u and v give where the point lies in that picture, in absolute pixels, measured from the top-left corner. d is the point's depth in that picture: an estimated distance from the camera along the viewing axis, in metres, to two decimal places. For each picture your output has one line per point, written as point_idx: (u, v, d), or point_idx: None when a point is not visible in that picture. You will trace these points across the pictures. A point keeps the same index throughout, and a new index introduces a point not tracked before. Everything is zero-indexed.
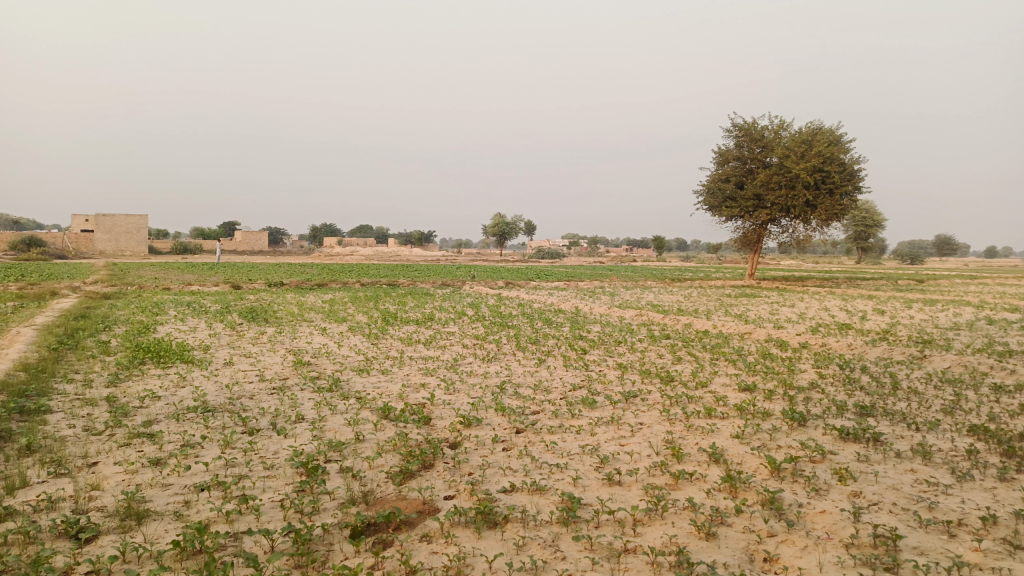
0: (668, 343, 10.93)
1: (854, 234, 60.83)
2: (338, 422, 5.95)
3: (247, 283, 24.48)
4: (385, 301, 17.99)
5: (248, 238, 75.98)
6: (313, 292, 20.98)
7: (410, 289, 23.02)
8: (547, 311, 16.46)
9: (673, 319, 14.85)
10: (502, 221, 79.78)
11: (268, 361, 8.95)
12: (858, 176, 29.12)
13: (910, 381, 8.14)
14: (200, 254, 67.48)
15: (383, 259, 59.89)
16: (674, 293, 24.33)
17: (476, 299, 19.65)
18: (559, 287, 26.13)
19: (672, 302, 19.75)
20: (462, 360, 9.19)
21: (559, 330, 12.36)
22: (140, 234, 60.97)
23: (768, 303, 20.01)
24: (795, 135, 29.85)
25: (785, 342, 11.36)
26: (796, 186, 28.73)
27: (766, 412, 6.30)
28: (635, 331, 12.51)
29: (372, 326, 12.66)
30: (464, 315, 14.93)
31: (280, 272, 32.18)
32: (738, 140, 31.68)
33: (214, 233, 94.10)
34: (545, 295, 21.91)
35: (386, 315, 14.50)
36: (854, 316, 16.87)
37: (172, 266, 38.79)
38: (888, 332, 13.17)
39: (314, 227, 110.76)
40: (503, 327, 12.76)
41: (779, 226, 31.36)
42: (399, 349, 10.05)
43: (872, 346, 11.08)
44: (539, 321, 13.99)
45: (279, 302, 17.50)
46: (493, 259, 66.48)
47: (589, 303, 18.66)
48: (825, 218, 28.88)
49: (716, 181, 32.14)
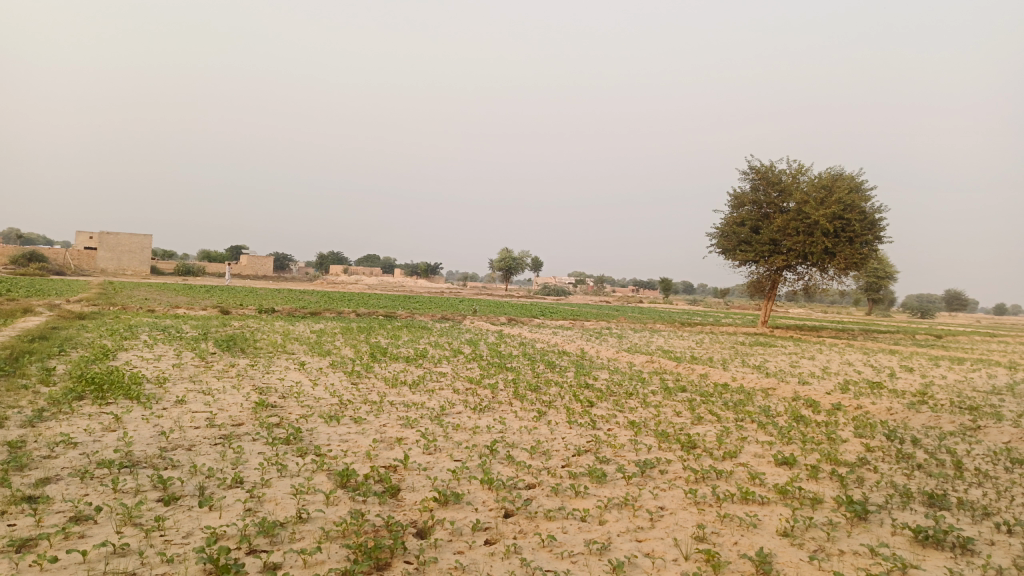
0: (684, 398, 9.70)
1: (866, 286, 59.54)
2: (284, 491, 4.77)
3: (238, 308, 23.37)
4: (377, 335, 16.80)
5: (252, 262, 75.16)
6: (304, 321, 19.84)
7: (407, 322, 21.87)
8: (550, 353, 15.25)
9: (686, 368, 13.63)
10: (510, 257, 78.89)
11: (226, 401, 7.77)
12: (879, 225, 28.01)
13: (973, 459, 6.87)
14: (202, 277, 66.62)
15: (385, 289, 58.98)
16: (683, 338, 23.11)
17: (476, 336, 18.41)
18: (564, 327, 24.86)
19: (683, 349, 18.47)
20: (449, 410, 7.98)
21: (562, 377, 11.14)
22: (142, 254, 60.25)
23: (785, 354, 18.75)
24: (814, 180, 28.88)
25: (815, 402, 10.10)
26: (815, 233, 27.66)
27: (816, 499, 5.08)
28: (647, 381, 11.27)
29: (356, 362, 11.47)
30: (460, 354, 13.71)
31: (276, 298, 31.10)
32: (754, 183, 30.77)
33: (219, 255, 93.50)
34: (549, 335, 20.70)
35: (375, 351, 13.30)
36: (881, 372, 15.59)
37: (168, 288, 37.77)
38: (926, 395, 11.88)
39: (318, 255, 110.10)
40: (501, 370, 11.55)
41: (795, 272, 30.24)
42: (381, 392, 8.84)
43: (914, 411, 9.80)
44: (540, 364, 12.75)
45: (265, 330, 16.35)
46: (498, 294, 65.46)
47: (595, 346, 17.44)
48: (844, 267, 27.74)
49: (731, 224, 31.12)
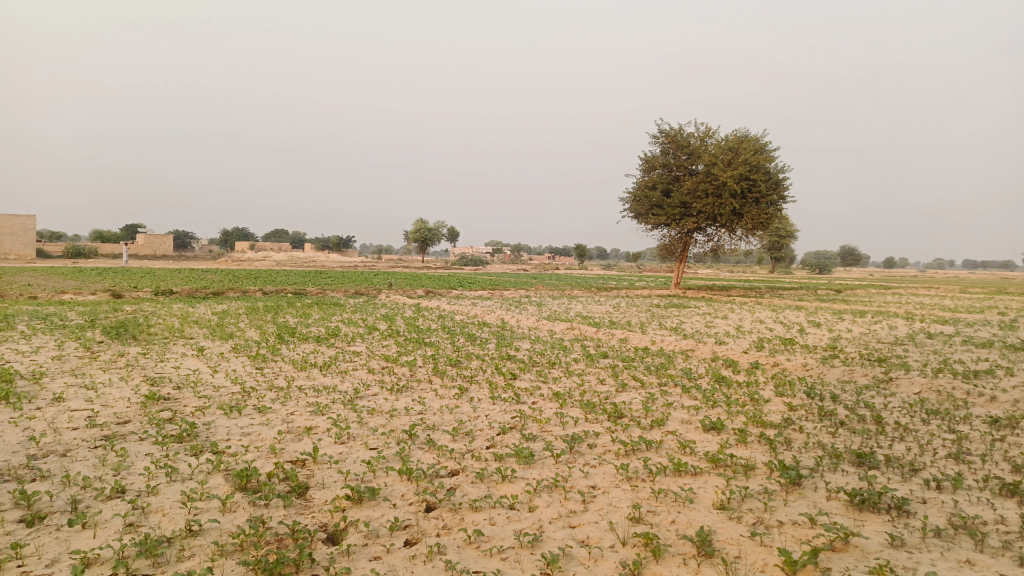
0: (608, 365, 9.53)
1: (769, 246, 61.97)
2: (174, 499, 4.20)
3: (132, 291, 21.81)
4: (286, 314, 15.95)
5: (150, 242, 71.11)
6: (207, 301, 18.65)
7: (319, 298, 20.98)
8: (470, 324, 14.86)
9: (606, 333, 13.54)
10: (424, 227, 77.68)
11: (112, 397, 6.99)
12: (783, 185, 28.86)
13: (891, 413, 6.95)
14: (95, 259, 62.51)
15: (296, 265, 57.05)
16: (601, 303, 23.20)
17: (392, 310, 17.81)
18: (482, 297, 24.52)
19: (602, 314, 18.46)
20: (363, 392, 7.47)
21: (482, 349, 10.76)
22: (25, 237, 55.84)
23: (700, 315, 19.04)
24: (721, 143, 29.41)
25: (735, 362, 10.13)
26: (723, 194, 28.25)
27: (749, 465, 4.92)
28: (569, 349, 11.05)
29: (262, 345, 10.72)
30: (375, 330, 13.12)
31: (177, 279, 29.34)
32: (664, 146, 31.09)
33: (114, 236, 88.05)
34: (467, 306, 20.30)
35: (283, 331, 12.54)
36: (792, 329, 16.01)
37: (55, 272, 35.05)
38: (835, 349, 12.19)
39: (224, 232, 105.45)
40: (418, 345, 11.07)
41: (705, 234, 30.90)
42: (289, 377, 8.23)
43: (828, 367, 9.97)
44: (459, 337, 12.34)
45: (162, 314, 15.22)
46: (415, 266, 64.46)
47: (514, 315, 17.16)
48: (751, 227, 28.50)
49: (642, 188, 31.42)
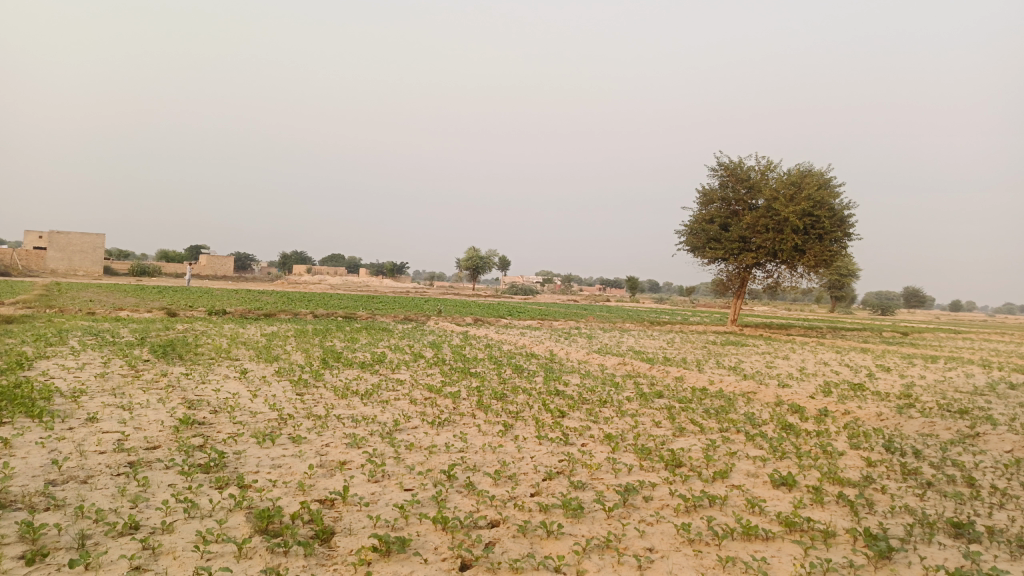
0: (662, 405, 8.94)
1: (830, 284, 59.88)
2: (188, 539, 3.85)
3: (186, 310, 22.08)
4: (333, 338, 15.81)
5: (211, 262, 73.10)
6: (257, 323, 18.69)
7: (368, 323, 20.83)
8: (518, 356, 14.40)
9: (660, 371, 12.91)
10: (476, 255, 77.84)
11: (146, 419, 6.77)
12: (848, 222, 27.73)
13: (986, 474, 6.19)
14: (159, 277, 64.48)
15: (348, 289, 57.65)
16: (655, 338, 22.45)
17: (439, 338, 17.50)
18: (532, 328, 24.05)
19: (655, 349, 17.77)
20: (403, 425, 7.08)
21: (529, 383, 10.29)
22: (95, 255, 58.03)
23: (760, 354, 18.16)
24: (783, 177, 28.51)
25: (801, 408, 9.41)
26: (784, 230, 27.28)
27: (830, 532, 4.32)
28: (621, 386, 10.48)
29: (305, 370, 10.48)
30: (420, 358, 12.79)
31: (232, 299, 29.81)
32: (722, 179, 30.33)
33: (178, 256, 90.99)
34: (516, 336, 19.87)
35: (328, 355, 12.31)
36: (860, 373, 15.04)
37: (118, 289, 36.04)
38: (910, 397, 11.28)
39: (282, 254, 107.91)
40: (464, 376, 10.67)
41: (764, 270, 29.89)
42: (328, 405, 7.91)
43: (905, 418, 9.16)
44: (506, 369, 11.89)
45: (211, 334, 15.24)
46: (466, 294, 64.41)
47: (564, 347, 16.64)
48: (813, 265, 27.40)
49: (699, 221, 30.66)
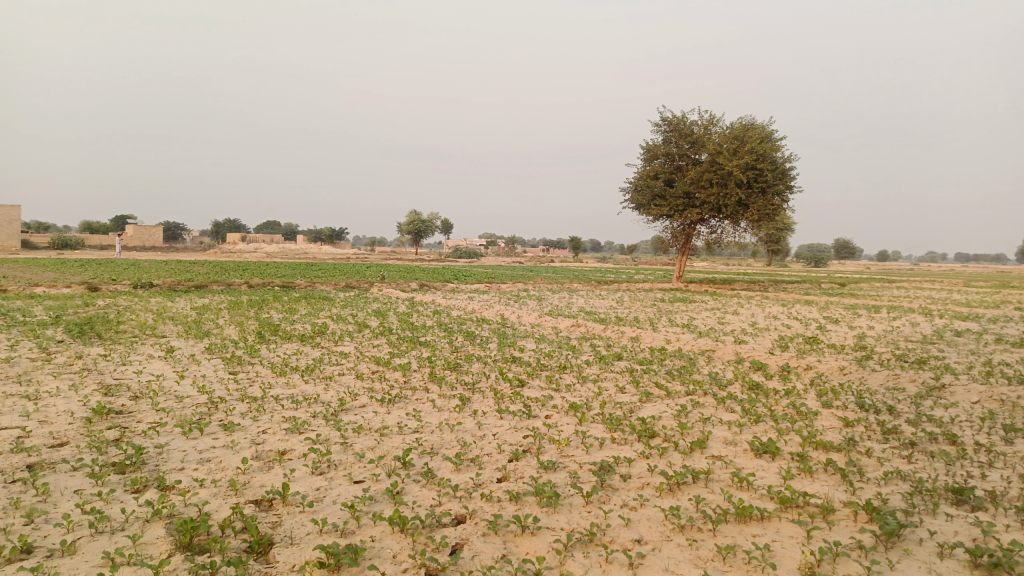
0: (624, 369, 8.53)
1: (768, 238, 61.04)
2: (92, 564, 3.18)
3: (110, 284, 20.65)
4: (271, 309, 14.91)
5: (139, 233, 69.74)
6: (188, 295, 17.54)
7: (307, 292, 19.90)
8: (467, 321, 13.83)
9: (615, 331, 12.55)
10: (418, 219, 76.47)
11: (53, 410, 5.95)
12: (790, 175, 27.89)
13: (966, 430, 5.96)
14: (82, 250, 61.20)
15: (286, 257, 55.85)
16: (604, 297, 22.18)
17: (384, 305, 16.72)
18: (479, 291, 23.53)
19: (606, 309, 17.43)
20: (349, 404, 6.45)
21: (483, 350, 9.74)
22: (9, 228, 54.47)
23: (710, 310, 18.05)
24: (726, 131, 28.38)
25: (764, 364, 9.13)
26: (728, 185, 27.24)
27: (829, 508, 3.93)
28: (578, 349, 10.03)
29: (239, 345, 9.67)
30: (365, 327, 12.07)
31: (161, 271, 28.23)
32: (665, 135, 30.04)
33: (103, 227, 86.63)
34: (463, 300, 19.28)
35: (264, 329, 11.47)
36: (810, 325, 15.02)
37: (36, 263, 33.77)
38: (866, 349, 11.20)
39: (214, 223, 104.09)
40: (413, 346, 10.03)
41: (708, 225, 29.91)
42: (265, 385, 7.19)
43: (867, 371, 8.98)
44: (457, 336, 11.29)
45: (136, 309, 14.15)
46: (409, 258, 63.28)
47: (514, 310, 16.13)
48: (757, 219, 27.53)
49: (644, 178, 30.39)
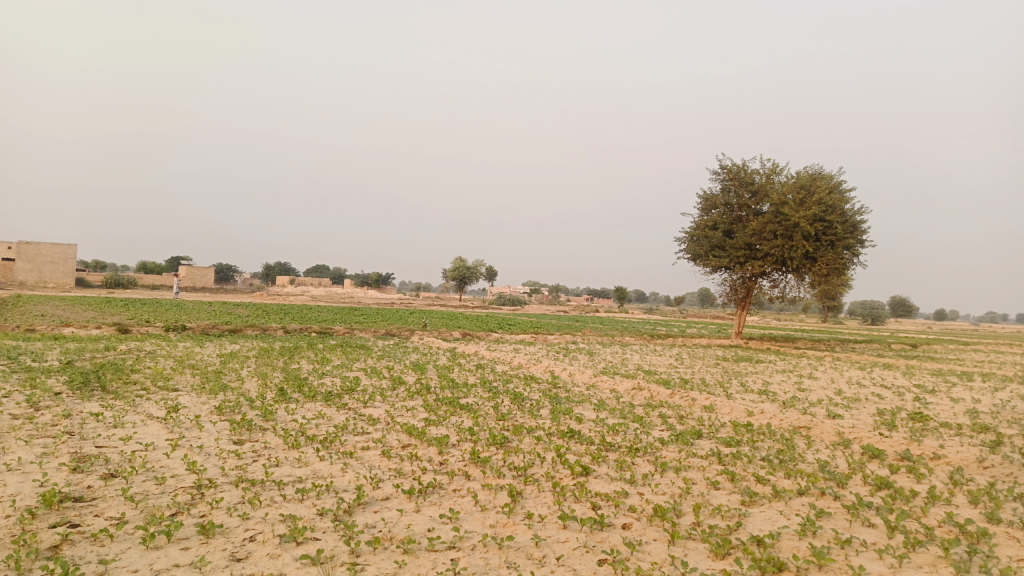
0: (710, 452, 6.94)
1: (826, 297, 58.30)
2: None
3: (141, 326, 19.72)
4: (301, 359, 13.65)
5: (190, 274, 70.44)
6: (217, 341, 16.42)
7: (344, 340, 18.65)
8: (514, 379, 12.33)
9: (684, 397, 10.90)
10: (463, 266, 75.80)
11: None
12: (861, 228, 26.03)
13: None
14: (133, 289, 61.89)
15: (330, 302, 55.28)
16: (660, 354, 20.47)
17: (423, 357, 15.32)
18: (525, 343, 22.06)
19: (666, 369, 15.74)
20: (369, 496, 5.05)
21: (534, 420, 8.23)
22: (65, 266, 55.19)
23: (783, 373, 16.20)
24: (791, 180, 26.75)
25: (879, 451, 7.42)
26: (794, 236, 25.51)
27: None
28: (647, 422, 8.44)
29: (253, 405, 8.34)
30: (400, 385, 10.65)
31: (200, 313, 27.41)
32: (725, 184, 28.51)
33: (157, 267, 88.15)
34: (508, 353, 17.79)
35: (287, 384, 10.15)
36: (907, 397, 13.08)
37: (81, 302, 33.44)
38: (992, 431, 9.35)
39: (264, 266, 105.50)
40: (453, 411, 8.57)
41: (770, 279, 28.05)
42: (271, 464, 5.82)
43: (1012, 464, 7.20)
44: (503, 398, 9.81)
45: (157, 355, 13.02)
46: (452, 305, 62.25)
47: (565, 368, 14.55)
48: (825, 273, 25.63)
49: (701, 228, 28.76)
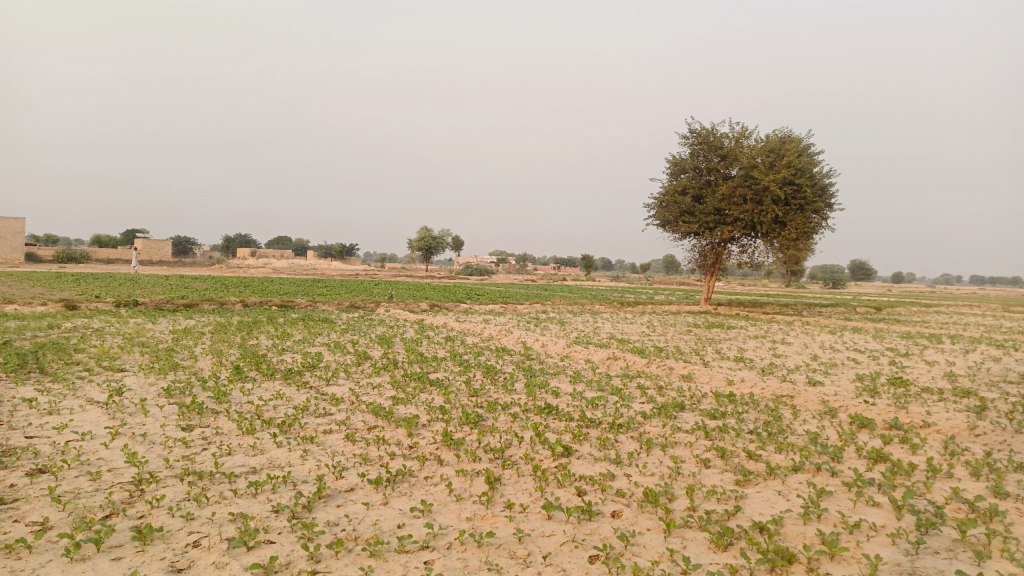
0: (696, 425, 6.58)
1: None
2: None
3: (91, 302, 18.78)
4: (261, 334, 13.01)
5: (147, 247, 68.37)
6: (172, 316, 15.64)
7: (308, 313, 17.97)
8: (485, 351, 11.87)
9: (662, 367, 10.56)
10: (429, 236, 74.80)
11: None
12: (829, 191, 25.96)
13: None
14: (87, 263, 59.86)
15: (294, 274, 54.05)
16: (633, 321, 20.18)
17: (391, 330, 14.77)
18: (495, 313, 21.59)
19: (640, 337, 15.45)
20: (331, 488, 4.55)
21: (509, 396, 7.78)
22: (14, 240, 52.98)
23: (756, 339, 16.01)
24: (760, 144, 26.50)
25: (868, 420, 7.13)
26: (764, 201, 25.35)
27: None
28: (627, 395, 8.05)
29: (206, 385, 7.74)
30: (365, 360, 10.10)
31: (155, 288, 26.37)
32: (694, 148, 28.17)
33: (112, 241, 85.46)
34: (478, 324, 17.32)
35: (245, 361, 9.54)
36: (883, 361, 12.94)
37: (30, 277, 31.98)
38: (975, 395, 9.18)
39: (225, 238, 103.03)
40: (422, 387, 8.09)
41: (739, 244, 27.93)
42: (222, 453, 5.27)
43: (1004, 430, 6.97)
44: (474, 373, 9.34)
45: (105, 333, 12.25)
46: (419, 276, 61.46)
47: (537, 338, 14.13)
48: (795, 238, 25.55)
49: (670, 193, 28.45)
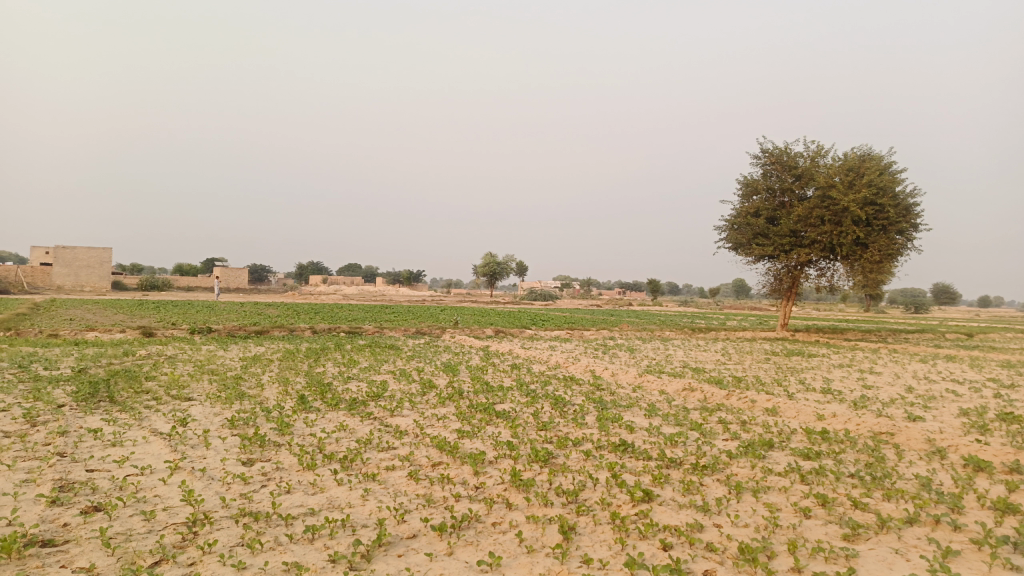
0: (788, 466, 5.97)
1: None
2: None
3: (166, 329, 19.21)
4: (327, 362, 12.90)
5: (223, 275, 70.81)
6: (242, 343, 15.80)
7: (374, 340, 17.91)
8: (553, 380, 11.42)
9: (742, 399, 9.88)
10: (495, 262, 75.00)
11: None
12: (914, 211, 24.58)
13: None
14: (168, 291, 62.28)
15: (362, 300, 54.86)
16: (706, 349, 19.37)
17: (456, 357, 14.50)
18: (561, 340, 21.11)
19: (714, 366, 14.71)
20: (393, 534, 4.20)
21: (581, 430, 7.32)
22: (101, 270, 55.58)
23: (841, 368, 15.04)
24: (837, 162, 25.37)
25: (985, 463, 6.36)
26: (843, 221, 24.18)
27: None
28: (708, 430, 7.47)
29: (269, 416, 7.56)
30: (430, 389, 9.81)
31: (228, 314, 26.97)
32: (766, 168, 27.21)
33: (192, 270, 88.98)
34: (545, 351, 16.88)
35: (309, 390, 9.36)
36: (986, 393, 11.87)
37: (113, 305, 33.26)
38: None
39: (297, 265, 105.94)
40: (489, 420, 7.71)
41: (817, 267, 26.70)
42: (280, 491, 5.00)
43: None
44: (543, 404, 8.90)
45: (176, 360, 12.37)
46: (484, 302, 61.55)
47: (607, 366, 13.56)
48: (878, 260, 24.23)
49: (742, 215, 27.51)
